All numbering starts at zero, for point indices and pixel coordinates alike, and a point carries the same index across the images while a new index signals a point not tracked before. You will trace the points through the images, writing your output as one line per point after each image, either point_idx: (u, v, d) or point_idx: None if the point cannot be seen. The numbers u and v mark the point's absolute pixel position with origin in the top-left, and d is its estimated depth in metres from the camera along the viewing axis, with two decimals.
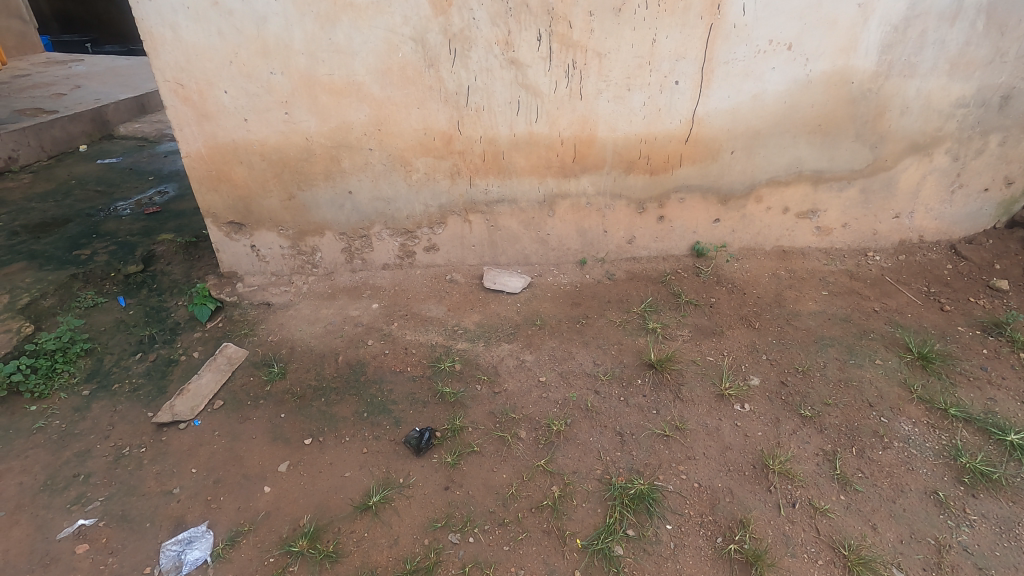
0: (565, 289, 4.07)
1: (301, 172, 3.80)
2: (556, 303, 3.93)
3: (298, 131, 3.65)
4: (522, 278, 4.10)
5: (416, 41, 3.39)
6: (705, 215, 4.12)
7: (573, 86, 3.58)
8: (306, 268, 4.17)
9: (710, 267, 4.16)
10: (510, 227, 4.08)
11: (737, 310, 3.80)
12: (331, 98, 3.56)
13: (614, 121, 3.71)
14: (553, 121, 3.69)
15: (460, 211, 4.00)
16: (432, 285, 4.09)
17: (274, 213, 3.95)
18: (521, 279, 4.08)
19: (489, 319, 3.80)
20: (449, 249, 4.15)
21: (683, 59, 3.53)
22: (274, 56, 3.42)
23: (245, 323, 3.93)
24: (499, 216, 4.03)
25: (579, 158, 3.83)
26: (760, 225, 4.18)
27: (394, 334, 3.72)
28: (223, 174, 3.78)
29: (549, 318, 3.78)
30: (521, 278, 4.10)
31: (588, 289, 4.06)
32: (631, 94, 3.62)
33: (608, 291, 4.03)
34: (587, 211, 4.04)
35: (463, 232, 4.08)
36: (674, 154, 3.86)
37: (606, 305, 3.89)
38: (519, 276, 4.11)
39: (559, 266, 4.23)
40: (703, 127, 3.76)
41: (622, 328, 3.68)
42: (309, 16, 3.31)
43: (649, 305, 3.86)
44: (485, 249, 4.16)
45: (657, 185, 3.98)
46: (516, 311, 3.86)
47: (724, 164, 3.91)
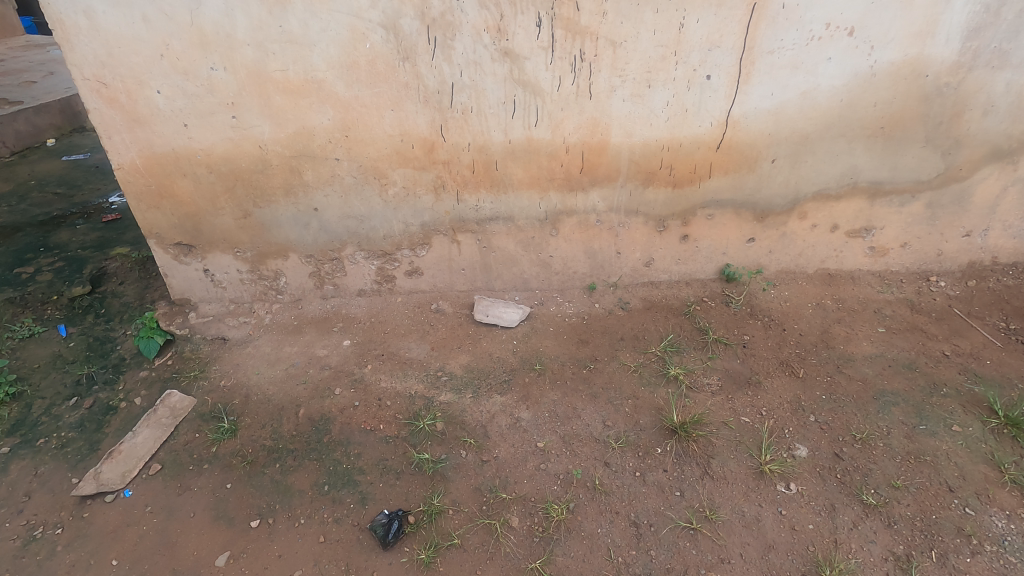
0: (570, 322, 3.46)
1: (257, 186, 3.19)
2: (560, 340, 3.32)
3: (250, 138, 3.04)
4: (520, 308, 3.48)
5: (387, 28, 2.75)
6: (737, 234, 3.46)
7: (581, 83, 2.92)
8: (269, 295, 3.59)
9: (742, 294, 3.53)
10: (506, 248, 3.46)
11: (776, 352, 3.18)
12: (287, 98, 2.93)
13: (630, 125, 3.06)
14: (556, 126, 3.04)
15: (447, 230, 3.38)
16: (415, 316, 3.50)
17: (227, 233, 3.36)
18: (519, 309, 3.47)
19: (479, 362, 3.21)
20: (435, 273, 3.54)
21: (717, 48, 2.85)
22: (215, 48, 2.79)
23: (197, 362, 3.37)
24: (493, 236, 3.41)
25: (588, 169, 3.19)
26: (802, 245, 3.52)
27: (367, 380, 3.14)
28: (165, 189, 3.19)
29: (551, 361, 3.18)
30: (520, 308, 3.48)
31: (597, 323, 3.44)
32: (652, 92, 2.96)
33: (622, 325, 3.41)
34: (597, 229, 3.41)
35: (450, 254, 3.47)
36: (702, 163, 3.20)
37: (618, 344, 3.28)
38: (516, 306, 3.49)
39: (563, 292, 3.62)
40: (738, 131, 3.10)
41: (637, 375, 3.08)
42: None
43: (671, 345, 3.26)
44: (477, 273, 3.55)
45: (681, 200, 3.33)
46: (511, 352, 3.26)
47: (762, 174, 3.25)
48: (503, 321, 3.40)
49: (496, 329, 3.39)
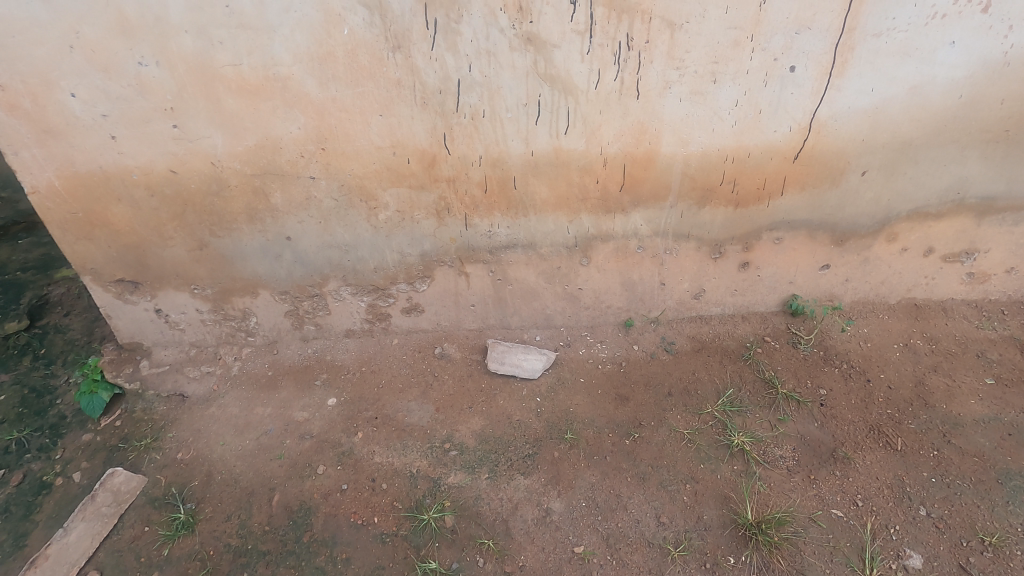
0: (604, 371, 2.83)
1: (213, 212, 2.53)
2: (594, 397, 2.71)
3: (198, 152, 2.36)
4: (543, 353, 2.85)
5: (370, 7, 2.05)
6: (809, 260, 2.82)
7: (626, 78, 2.23)
8: (238, 338, 2.96)
9: (813, 333, 2.90)
10: (525, 281, 2.82)
11: (862, 413, 2.57)
12: (243, 102, 2.25)
13: (687, 131, 2.38)
14: (591, 133, 2.37)
15: (452, 261, 2.73)
16: (415, 363, 2.88)
17: (180, 267, 2.70)
18: (542, 356, 2.83)
19: (496, 427, 2.60)
20: (439, 310, 2.90)
21: (807, 30, 2.16)
22: (142, 35, 2.09)
23: (149, 426, 2.75)
24: (510, 267, 2.77)
25: (630, 186, 2.52)
26: (886, 272, 2.89)
27: (357, 453, 2.54)
28: (96, 216, 2.52)
29: (585, 427, 2.57)
30: (542, 353, 2.85)
31: (637, 371, 2.82)
32: (718, 89, 2.28)
33: (668, 375, 2.79)
34: (637, 258, 2.76)
35: (457, 288, 2.83)
36: (773, 177, 2.53)
37: (666, 401, 2.67)
38: (539, 350, 2.86)
39: (594, 330, 2.99)
40: (824, 136, 2.42)
41: (693, 447, 2.48)
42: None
43: (731, 402, 2.66)
44: (490, 309, 2.92)
45: (744, 221, 2.67)
46: (535, 413, 2.65)
47: (848, 190, 2.59)
48: (522, 372, 2.78)
49: (515, 382, 2.77)
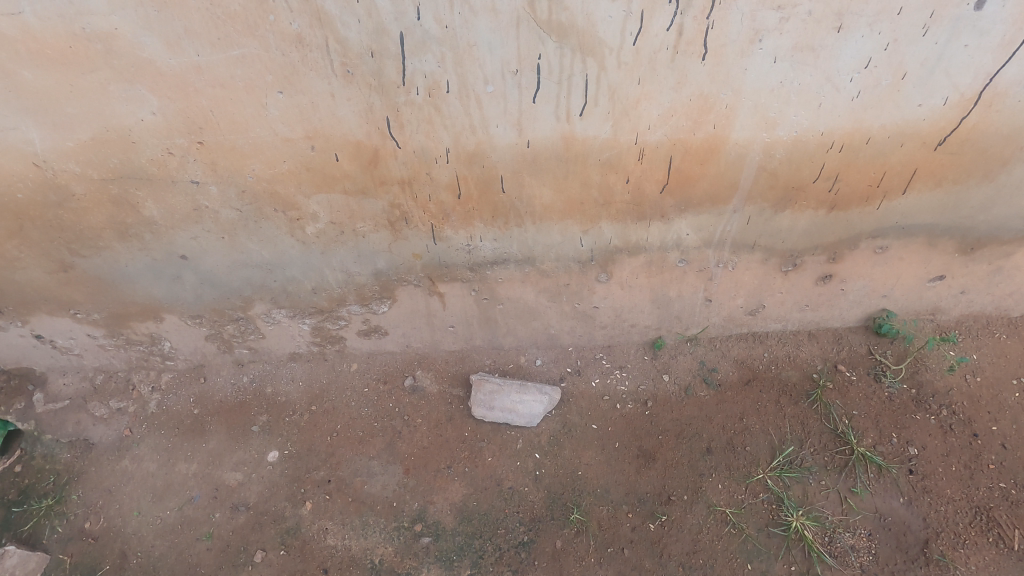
0: (624, 414, 2.17)
1: (64, 226, 1.74)
2: (608, 456, 2.08)
3: (9, 151, 1.53)
4: (546, 392, 2.16)
5: None
6: (918, 272, 2.02)
7: (690, 25, 1.35)
8: (152, 362, 2.29)
9: (904, 362, 2.17)
10: (521, 299, 2.07)
11: (965, 488, 1.93)
12: (52, 75, 1.39)
13: (777, 107, 1.50)
14: (623, 112, 1.50)
15: (419, 280, 1.96)
16: (380, 399, 2.23)
17: (47, 292, 1.97)
18: (543, 398, 2.15)
19: (482, 499, 2.01)
20: (407, 332, 2.19)
21: None
22: None
23: (51, 481, 2.17)
24: (500, 285, 2.00)
25: (677, 185, 1.68)
26: (1018, 282, 2.10)
27: (305, 532, 1.99)
28: None
29: (597, 503, 1.97)
30: (544, 393, 2.16)
31: (667, 415, 2.15)
32: (841, 41, 1.38)
33: (708, 422, 2.13)
34: (677, 272, 1.97)
35: (428, 308, 2.09)
36: (898, 170, 1.66)
37: (704, 463, 2.04)
38: (540, 388, 2.16)
39: (612, 351, 2.28)
40: (992, 112, 1.53)
41: (739, 537, 1.89)
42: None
43: (789, 466, 2.02)
44: (475, 330, 2.20)
45: (839, 227, 1.84)
46: (533, 478, 2.04)
47: (1004, 185, 1.73)
48: (518, 424, 2.13)
49: (507, 431, 2.14)
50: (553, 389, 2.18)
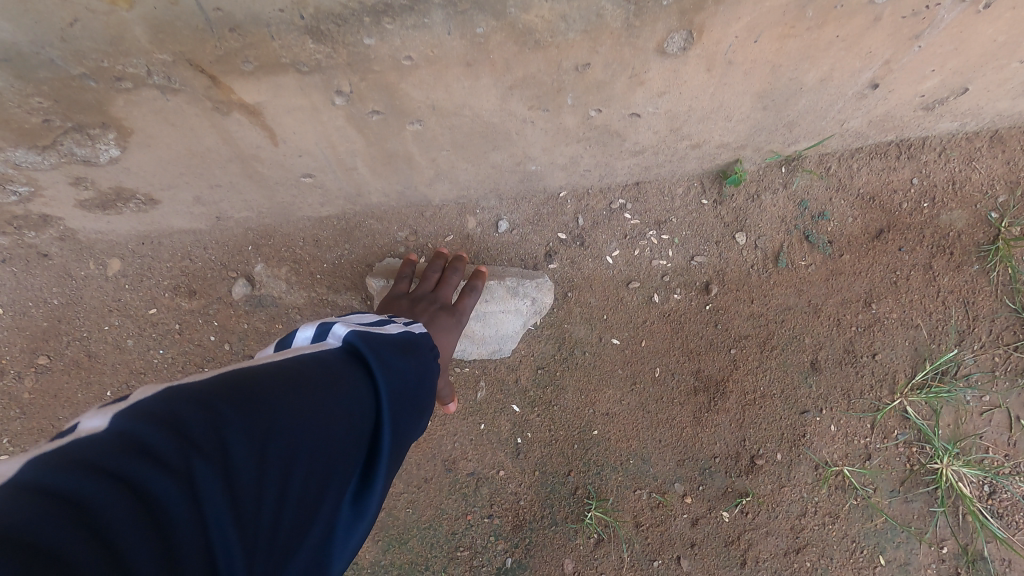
0: (667, 314, 1.17)
1: None
2: (644, 396, 1.14)
3: None
4: (522, 296, 1.09)
5: None
6: None
7: None
8: None
9: None
10: (463, 108, 0.84)
11: None
12: None
13: None
14: None
15: (167, 74, 0.67)
16: (187, 332, 1.09)
17: None
18: (517, 309, 1.10)
19: (422, 501, 1.11)
20: (200, 194, 0.95)
21: None
22: None
23: None
24: (408, 78, 0.76)
25: None
26: None
27: None
28: None
29: (630, 485, 1.11)
30: (519, 299, 1.09)
31: (743, 311, 1.18)
32: None
33: (814, 317, 1.19)
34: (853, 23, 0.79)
35: (232, 145, 0.83)
36: None
37: (807, 393, 1.16)
38: (510, 290, 1.09)
39: (643, 193, 1.18)
40: None
41: (861, 512, 1.13)
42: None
43: (938, 380, 1.17)
44: (362, 178, 0.99)
45: None
46: (512, 454, 1.12)
47: None
48: (475, 359, 1.14)
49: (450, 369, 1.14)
50: (537, 287, 1.10)
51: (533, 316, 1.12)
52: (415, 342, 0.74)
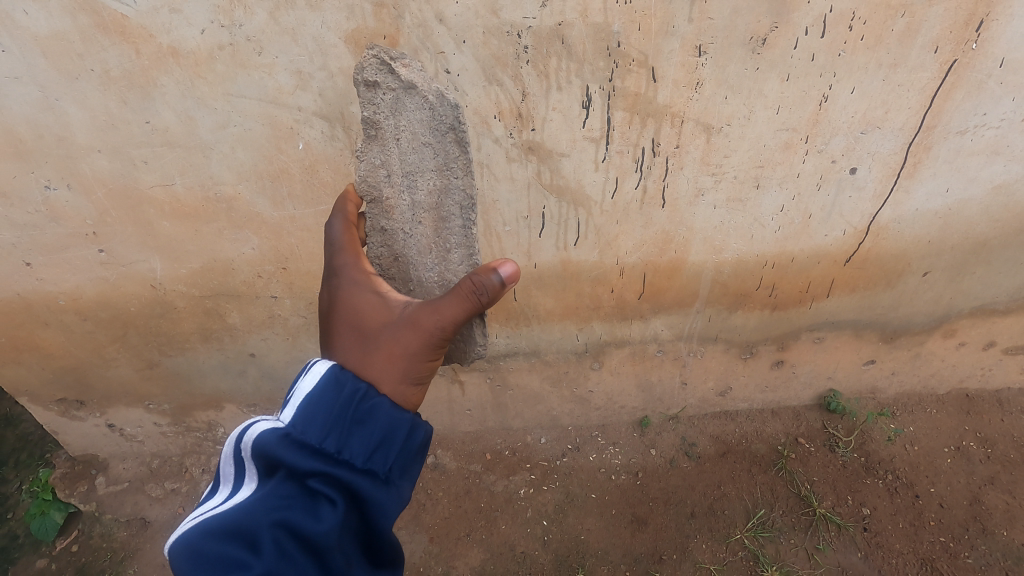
0: (619, 484, 2.51)
1: (160, 332, 2.15)
2: (607, 521, 2.40)
3: (134, 277, 1.96)
4: (414, 97, 1.27)
5: (329, 119, 1.62)
6: (853, 358, 2.47)
7: (651, 185, 1.82)
8: (206, 446, 2.63)
9: (852, 435, 2.56)
10: (528, 386, 2.49)
11: (911, 542, 2.27)
12: (179, 223, 1.83)
13: (721, 238, 1.98)
14: (607, 244, 1.97)
15: (444, 369, 2.42)
16: None
17: (129, 385, 2.35)
18: (446, 138, 1.29)
19: (498, 562, 2.31)
20: (430, 414, 2.58)
21: (878, 128, 1.74)
22: (41, 159, 1.66)
23: (107, 559, 2.43)
24: (512, 373, 2.43)
25: (651, 294, 2.14)
26: (937, 366, 2.54)
27: None
28: (23, 342, 2.14)
29: (599, 563, 2.28)
30: (391, 78, 1.28)
31: (655, 484, 2.50)
32: (760, 195, 1.87)
33: (690, 490, 2.47)
34: (656, 361, 2.41)
35: (451, 395, 2.51)
36: (819, 280, 2.15)
37: (689, 526, 2.36)
38: (390, 116, 1.30)
39: (606, 428, 2.66)
40: (883, 240, 2.03)
41: None
42: (56, 33, 1.44)
43: (762, 527, 2.34)
44: (488, 412, 2.59)
45: (782, 323, 2.30)
46: (542, 543, 2.34)
47: (904, 291, 2.21)
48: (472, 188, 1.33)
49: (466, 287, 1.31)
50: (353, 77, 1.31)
51: (460, 134, 1.27)
52: (313, 496, 0.96)
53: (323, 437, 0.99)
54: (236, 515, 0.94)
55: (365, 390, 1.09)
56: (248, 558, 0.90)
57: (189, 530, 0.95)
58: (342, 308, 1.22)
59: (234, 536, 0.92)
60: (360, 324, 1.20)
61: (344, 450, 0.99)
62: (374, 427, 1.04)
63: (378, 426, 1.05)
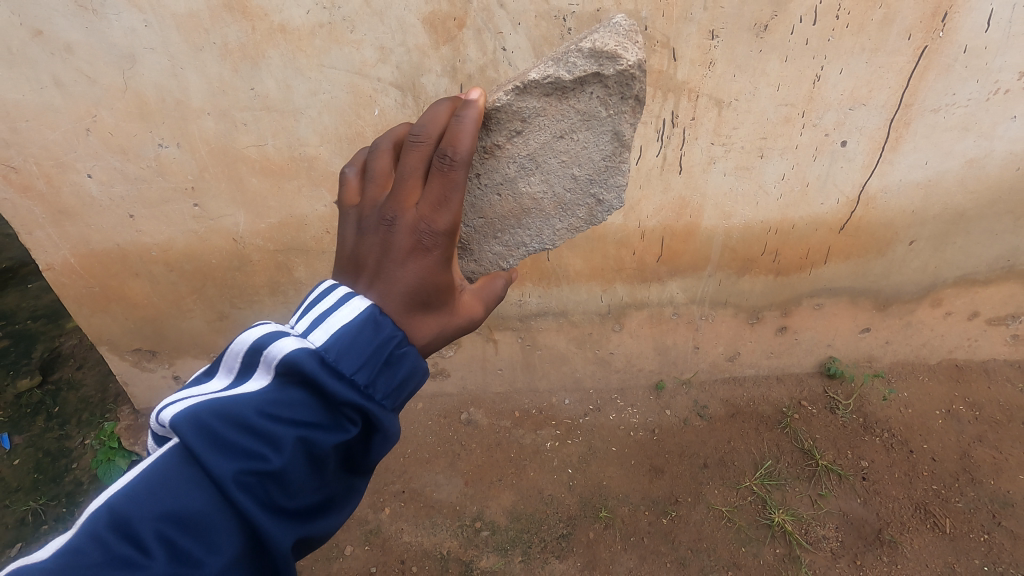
0: (636, 439, 2.73)
1: (234, 284, 2.43)
2: (626, 470, 2.61)
3: (220, 230, 2.26)
4: (609, 147, 1.31)
5: (403, 88, 1.94)
6: (851, 325, 2.73)
7: (670, 153, 2.13)
8: None
9: (852, 398, 2.79)
10: (555, 346, 2.75)
11: (906, 489, 2.48)
12: (266, 180, 2.14)
13: (730, 204, 2.28)
14: (630, 208, 2.27)
15: (480, 328, 2.69)
16: (443, 430, 2.78)
17: (199, 337, 2.62)
18: (585, 195, 1.39)
19: (527, 503, 2.52)
20: (464, 373, 2.84)
21: (864, 105, 2.05)
22: (160, 119, 1.98)
23: None
24: (541, 333, 2.70)
25: (667, 257, 2.42)
26: (928, 335, 2.79)
27: (385, 531, 2.45)
28: (113, 291, 2.43)
29: (621, 504, 2.49)
30: (616, 110, 1.27)
31: (671, 439, 2.72)
32: (764, 164, 2.17)
33: (703, 444, 2.69)
34: (672, 324, 2.68)
35: (485, 354, 2.78)
36: (818, 247, 2.43)
37: (702, 474, 2.58)
38: (581, 124, 1.30)
39: (625, 391, 2.89)
40: (872, 209, 2.32)
41: (734, 528, 2.40)
42: (192, 11, 1.78)
43: (769, 476, 2.55)
44: (518, 373, 2.84)
45: (785, 289, 2.57)
46: (567, 487, 2.56)
47: (894, 259, 2.49)
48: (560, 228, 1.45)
49: (464, 267, 1.44)
50: (603, 45, 1.21)
51: (595, 211, 1.40)
52: (326, 412, 0.91)
53: (356, 368, 0.92)
54: (243, 407, 0.87)
55: (399, 338, 1.00)
56: (251, 457, 0.84)
57: (183, 412, 0.86)
58: (422, 275, 1.04)
59: (244, 432, 0.85)
60: (431, 297, 1.06)
61: (371, 385, 0.94)
62: (399, 369, 0.98)
63: (402, 363, 0.99)
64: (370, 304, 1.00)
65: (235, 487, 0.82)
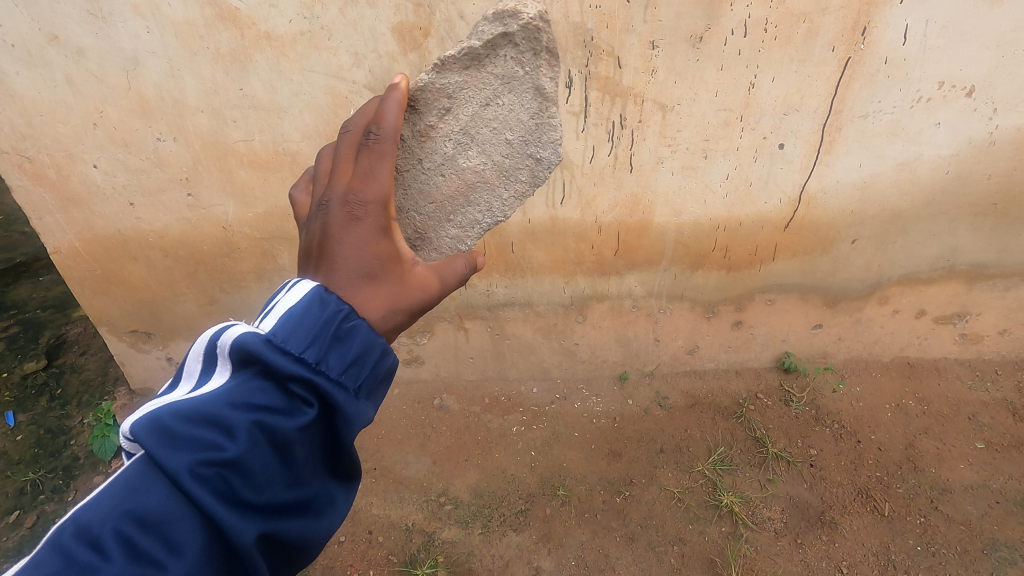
0: (598, 425, 2.87)
1: (223, 270, 2.64)
2: (586, 453, 2.76)
3: (211, 219, 2.48)
4: (534, 103, 1.47)
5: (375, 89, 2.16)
6: (803, 321, 2.88)
7: (621, 153, 2.33)
8: None
9: (805, 391, 2.93)
10: (523, 336, 2.92)
11: (851, 476, 2.61)
12: (253, 172, 2.36)
13: (680, 202, 2.46)
14: (587, 204, 2.46)
15: (452, 317, 2.87)
16: (416, 414, 2.95)
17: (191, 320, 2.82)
18: (523, 158, 1.52)
19: (490, 481, 2.67)
20: (438, 361, 3.02)
21: (796, 111, 2.24)
22: (159, 116, 2.21)
23: None
24: (509, 323, 2.88)
25: (624, 251, 2.60)
26: (879, 332, 2.94)
27: (356, 504, 2.61)
28: (114, 275, 2.64)
29: (578, 483, 2.64)
30: (531, 66, 1.45)
31: (631, 426, 2.86)
32: (709, 164, 2.36)
33: (661, 431, 2.83)
34: (632, 317, 2.85)
35: (457, 342, 2.96)
36: (765, 244, 2.60)
37: (658, 458, 2.72)
38: (502, 88, 1.48)
39: (590, 381, 3.04)
40: (813, 208, 2.50)
41: (683, 507, 2.54)
42: (189, 19, 2.02)
43: (721, 462, 2.68)
44: (489, 362, 3.01)
45: (737, 284, 2.74)
46: (529, 468, 2.71)
47: (838, 257, 2.65)
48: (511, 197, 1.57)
49: (426, 254, 1.54)
50: (503, 8, 1.42)
51: (536, 169, 1.52)
52: (283, 394, 0.88)
53: (304, 347, 0.91)
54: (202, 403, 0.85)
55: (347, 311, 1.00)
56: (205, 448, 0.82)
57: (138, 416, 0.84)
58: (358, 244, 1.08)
59: (198, 425, 0.83)
60: (375, 267, 1.09)
61: (324, 361, 0.92)
62: (351, 345, 0.96)
63: (359, 340, 0.98)
64: (315, 284, 1.00)
65: (189, 481, 0.79)
